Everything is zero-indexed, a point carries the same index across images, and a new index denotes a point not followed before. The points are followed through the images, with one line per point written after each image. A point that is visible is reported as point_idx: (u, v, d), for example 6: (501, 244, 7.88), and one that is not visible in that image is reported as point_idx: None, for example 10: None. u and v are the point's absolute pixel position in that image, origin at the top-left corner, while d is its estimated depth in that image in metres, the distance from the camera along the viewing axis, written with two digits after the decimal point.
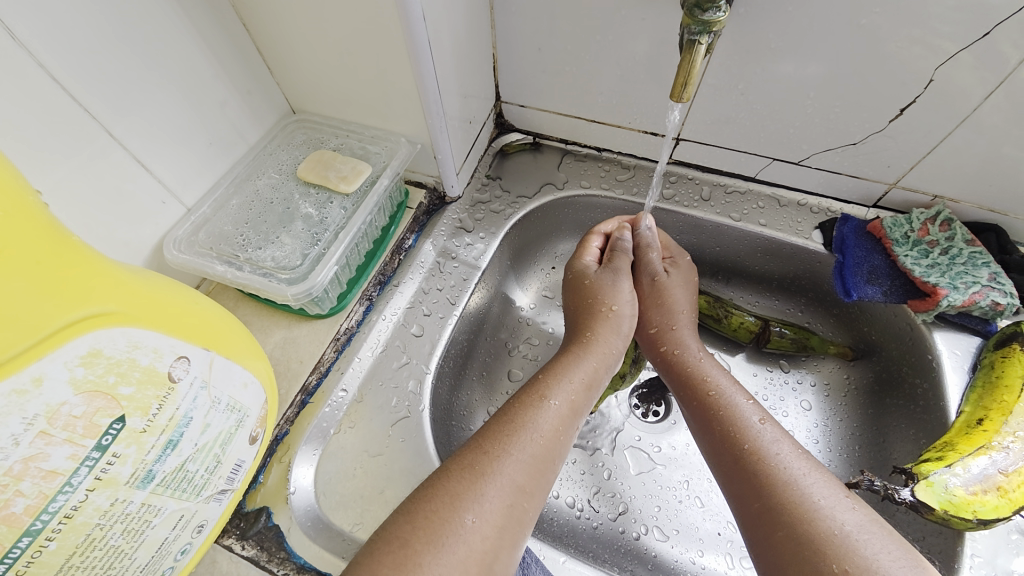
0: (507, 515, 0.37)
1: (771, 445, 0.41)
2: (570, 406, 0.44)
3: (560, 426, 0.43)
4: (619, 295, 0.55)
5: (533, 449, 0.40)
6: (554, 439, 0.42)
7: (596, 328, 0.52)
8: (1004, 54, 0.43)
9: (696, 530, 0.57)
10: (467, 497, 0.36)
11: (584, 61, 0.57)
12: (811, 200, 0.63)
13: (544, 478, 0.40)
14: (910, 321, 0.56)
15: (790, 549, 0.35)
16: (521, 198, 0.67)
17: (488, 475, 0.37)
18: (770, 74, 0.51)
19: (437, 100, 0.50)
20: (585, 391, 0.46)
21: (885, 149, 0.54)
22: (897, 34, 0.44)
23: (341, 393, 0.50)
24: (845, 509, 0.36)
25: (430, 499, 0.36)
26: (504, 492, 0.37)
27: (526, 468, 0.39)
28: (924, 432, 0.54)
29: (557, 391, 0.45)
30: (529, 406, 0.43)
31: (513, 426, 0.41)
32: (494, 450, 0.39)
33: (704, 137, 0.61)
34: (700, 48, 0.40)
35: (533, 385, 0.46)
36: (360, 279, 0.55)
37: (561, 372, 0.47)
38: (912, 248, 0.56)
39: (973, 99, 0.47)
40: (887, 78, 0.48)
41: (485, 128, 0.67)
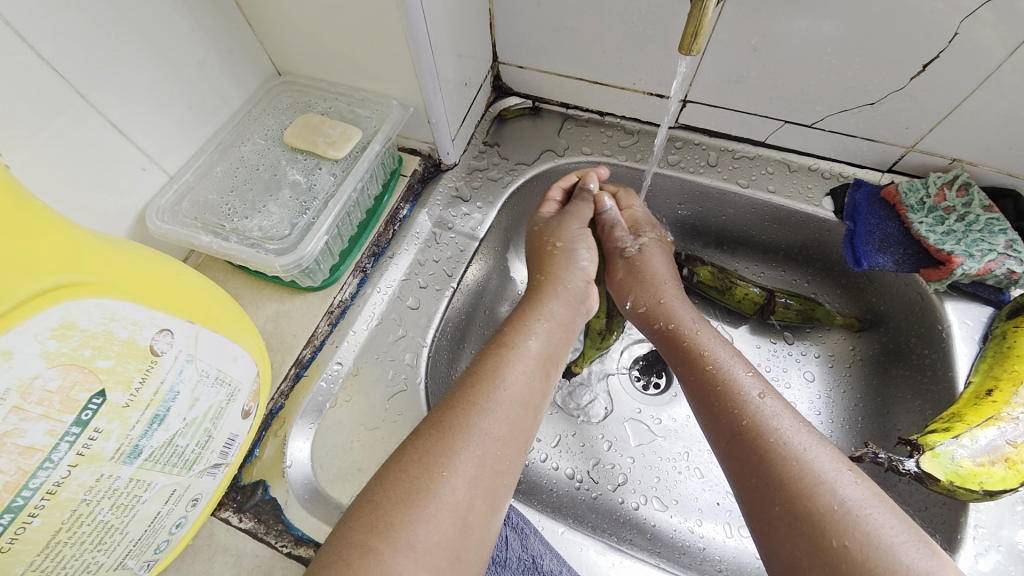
0: (489, 474, 0.36)
1: (772, 416, 0.39)
2: (539, 358, 0.43)
3: (532, 374, 0.42)
4: (568, 232, 0.53)
5: (504, 399, 0.39)
6: (527, 387, 0.41)
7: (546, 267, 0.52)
8: None
9: (695, 500, 0.57)
10: (443, 455, 0.35)
11: (586, 17, 0.54)
12: (823, 165, 0.60)
13: (521, 425, 0.39)
14: (921, 290, 0.55)
15: (790, 525, 0.35)
16: (519, 165, 0.64)
17: (458, 428, 0.37)
18: (788, 28, 0.48)
19: (429, 58, 0.47)
20: (554, 340, 0.45)
21: (905, 109, 0.51)
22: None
23: (336, 367, 0.49)
24: (851, 483, 0.35)
25: (402, 460, 0.35)
26: (477, 446, 0.36)
27: (499, 422, 0.38)
28: (929, 403, 0.53)
29: (521, 338, 0.43)
30: (495, 355, 0.42)
31: (478, 377, 0.40)
32: (466, 406, 0.38)
33: (713, 99, 0.58)
34: None
35: (500, 337, 0.44)
36: (353, 250, 0.53)
37: (525, 321, 0.45)
38: (927, 214, 0.53)
39: (1004, 54, 0.43)
40: (913, 32, 0.44)
41: (481, 91, 0.64)
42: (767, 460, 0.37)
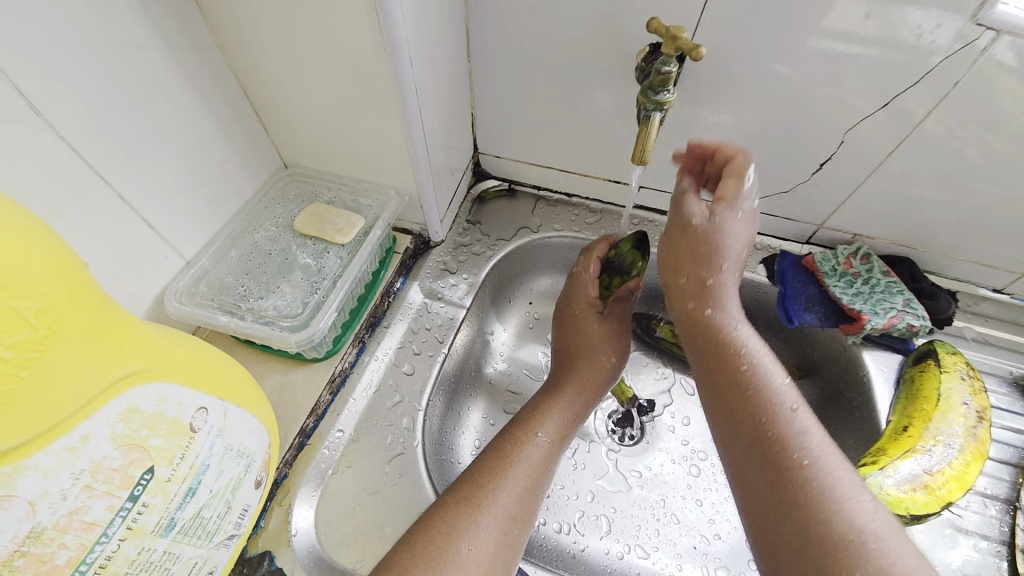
0: (499, 539, 0.40)
1: (804, 434, 0.39)
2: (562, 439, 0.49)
3: (549, 460, 0.47)
4: (621, 347, 0.55)
5: (524, 480, 0.44)
6: (542, 470, 0.46)
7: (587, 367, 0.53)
8: (912, 108, 0.51)
9: (674, 545, 0.62)
10: (461, 528, 0.39)
11: (554, 120, 0.65)
12: (755, 238, 0.71)
13: (532, 506, 0.44)
14: (843, 342, 0.65)
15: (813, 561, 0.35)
16: (499, 241, 0.73)
17: (483, 506, 0.41)
18: (714, 132, 0.60)
19: (424, 157, 0.56)
20: (572, 425, 0.50)
21: (810, 195, 0.64)
22: (818, 92, 0.53)
23: (338, 434, 0.52)
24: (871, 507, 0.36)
25: (428, 530, 0.39)
26: (497, 522, 0.40)
27: (516, 498, 0.43)
28: (862, 439, 0.61)
29: (549, 427, 0.48)
30: (519, 441, 0.46)
31: (506, 460, 0.45)
32: (484, 482, 0.43)
33: (661, 184, 0.69)
34: (654, 122, 0.47)
35: (526, 419, 0.49)
36: (353, 322, 0.58)
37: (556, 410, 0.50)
38: (839, 278, 0.64)
39: (889, 143, 0.55)
40: (818, 128, 0.56)
41: (464, 177, 0.73)
42: (797, 484, 0.37)
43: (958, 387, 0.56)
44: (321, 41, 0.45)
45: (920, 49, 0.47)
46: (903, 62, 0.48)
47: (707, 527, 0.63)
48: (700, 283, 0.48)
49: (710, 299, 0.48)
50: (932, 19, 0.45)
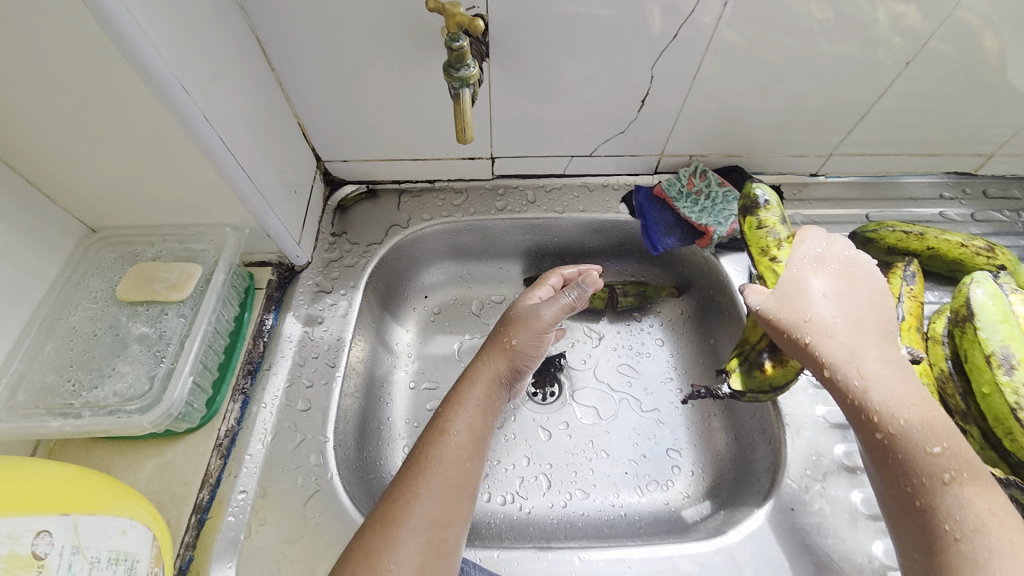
0: (427, 547, 0.40)
1: (938, 459, 0.41)
2: (474, 435, 0.47)
3: (465, 454, 0.46)
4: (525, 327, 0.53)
5: (440, 483, 0.44)
6: (460, 467, 0.45)
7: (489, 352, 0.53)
8: (703, 24, 0.54)
9: (608, 478, 0.66)
10: (381, 549, 0.39)
11: (385, 111, 0.63)
12: (611, 180, 0.75)
13: (457, 506, 0.43)
14: (702, 254, 0.71)
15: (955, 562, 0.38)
16: (371, 246, 0.70)
17: (400, 521, 0.41)
18: (539, 90, 0.61)
19: (249, 185, 0.52)
20: (482, 416, 0.49)
21: (644, 130, 0.68)
22: (623, 27, 0.55)
23: (241, 495, 0.49)
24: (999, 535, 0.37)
25: (347, 561, 0.39)
26: (418, 533, 0.41)
27: (437, 504, 0.42)
28: (731, 333, 0.69)
29: (456, 423, 0.47)
30: (430, 443, 0.46)
31: (418, 467, 0.44)
32: (402, 497, 0.42)
33: (511, 151, 0.70)
34: (465, 99, 0.45)
35: (437, 419, 0.48)
36: (226, 376, 0.54)
37: (459, 403, 0.49)
38: (687, 200, 0.69)
39: (694, 62, 0.58)
40: (629, 67, 0.59)
41: (314, 189, 0.68)
42: (933, 517, 0.40)
43: (778, 236, 0.60)
44: (69, 88, 0.39)
45: None
46: None
47: (634, 451, 0.68)
48: (812, 327, 0.48)
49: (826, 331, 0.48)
50: None
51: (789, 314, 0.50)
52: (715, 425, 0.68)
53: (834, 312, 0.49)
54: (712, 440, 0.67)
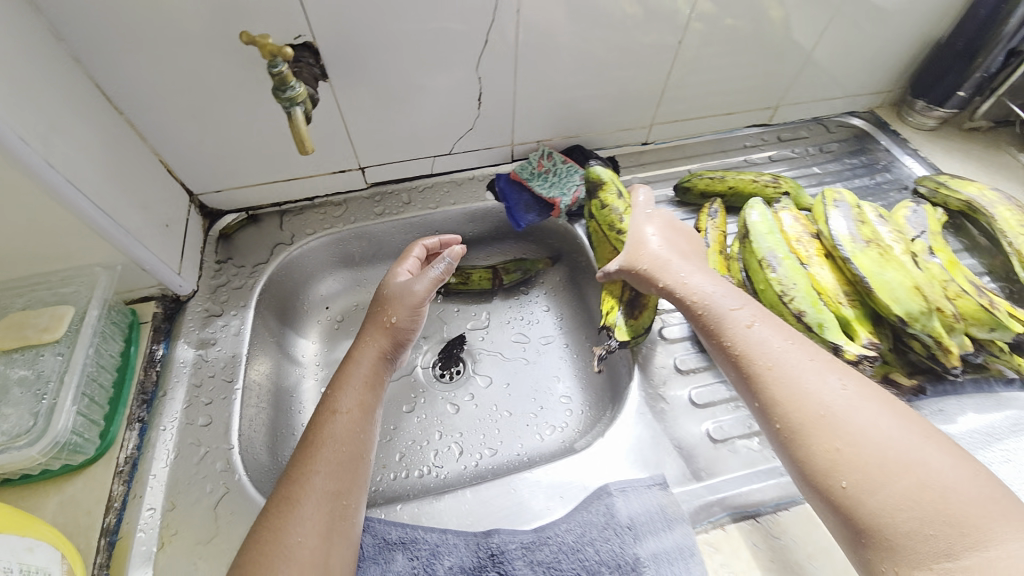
0: (320, 513, 0.45)
1: (840, 425, 0.43)
2: (361, 408, 0.53)
3: (354, 427, 0.52)
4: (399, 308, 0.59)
5: (334, 455, 0.49)
6: (352, 440, 0.51)
7: (369, 334, 0.59)
8: (505, 30, 0.65)
9: (513, 432, 0.74)
10: (285, 523, 0.44)
11: (244, 138, 0.68)
12: (477, 172, 0.84)
13: (353, 470, 0.49)
14: (560, 224, 0.81)
15: (795, 417, 0.45)
16: (257, 266, 0.74)
17: (301, 496, 0.46)
18: (383, 101, 0.69)
19: (111, 224, 0.55)
20: (369, 391, 0.55)
21: (490, 125, 0.77)
22: (438, 39, 0.64)
23: (148, 513, 0.52)
24: (829, 387, 0.45)
25: (257, 538, 0.44)
26: (317, 501, 0.46)
27: (333, 475, 0.48)
28: (595, 286, 0.80)
29: (344, 400, 0.53)
30: (324, 423, 0.51)
31: (315, 445, 0.49)
32: (300, 476, 0.47)
33: (376, 159, 0.77)
34: (297, 116, 0.51)
35: (328, 401, 0.53)
36: (118, 409, 0.56)
37: (348, 385, 0.54)
38: (538, 179, 0.79)
39: (509, 62, 0.69)
40: (457, 73, 0.68)
41: (191, 223, 0.72)
42: (770, 389, 0.47)
43: (618, 209, 0.70)
44: None
45: None
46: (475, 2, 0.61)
47: (533, 405, 0.77)
48: (657, 263, 0.59)
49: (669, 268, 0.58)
50: None
51: (640, 261, 0.61)
52: (595, 368, 0.78)
53: (714, 292, 0.55)
54: (594, 379, 0.77)
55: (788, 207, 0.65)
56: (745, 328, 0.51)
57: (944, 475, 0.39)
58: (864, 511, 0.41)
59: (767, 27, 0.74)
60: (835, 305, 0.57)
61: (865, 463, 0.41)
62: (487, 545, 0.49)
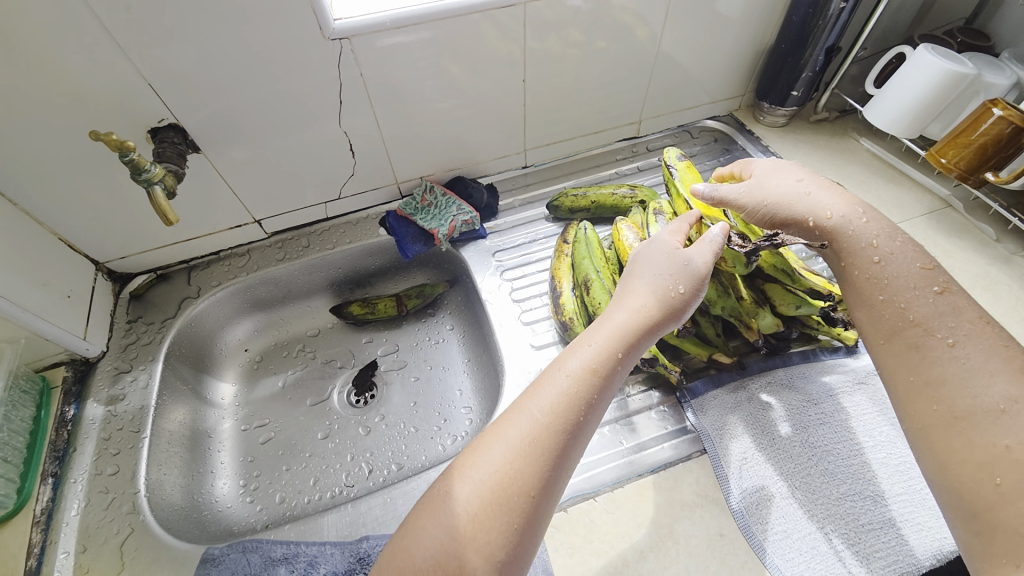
0: (551, 455, 0.45)
1: (947, 361, 0.46)
2: (588, 385, 0.49)
3: (575, 402, 0.48)
4: (687, 276, 0.55)
5: (527, 439, 0.46)
6: (560, 429, 0.46)
7: (633, 287, 0.57)
8: (357, 90, 0.73)
9: (419, 445, 0.81)
10: (459, 480, 0.45)
11: (136, 209, 0.75)
12: (370, 211, 0.92)
13: (535, 475, 0.44)
14: (447, 250, 0.88)
15: (942, 410, 0.44)
16: (165, 321, 0.80)
17: (476, 464, 0.45)
18: (260, 161, 0.77)
19: (7, 304, 0.62)
20: (626, 352, 0.52)
21: (369, 168, 0.85)
22: (299, 105, 0.72)
23: (62, 556, 0.58)
24: (992, 386, 0.43)
25: (442, 486, 0.46)
26: (475, 489, 0.44)
27: (505, 473, 0.44)
28: (478, 303, 0.86)
29: (592, 358, 0.50)
30: (570, 363, 0.51)
31: (528, 399, 0.49)
32: (491, 438, 0.47)
33: (271, 211, 0.85)
34: (157, 193, 0.59)
35: (580, 344, 0.53)
36: (32, 468, 0.62)
37: (613, 332, 0.53)
38: (421, 213, 0.87)
39: (370, 115, 0.77)
40: (324, 130, 0.76)
41: (99, 290, 0.78)
42: (941, 364, 0.46)
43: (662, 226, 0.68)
44: None
45: (323, 64, 0.69)
46: (322, 71, 0.69)
47: (438, 418, 0.83)
48: (667, 294, 0.55)
49: (818, 203, 0.56)
50: (307, 44, 0.66)
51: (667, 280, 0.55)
52: (486, 379, 0.83)
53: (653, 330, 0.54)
54: (486, 386, 0.83)
55: (627, 220, 0.72)
56: (922, 268, 0.50)
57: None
58: (1001, 511, 0.39)
59: (599, 60, 0.84)
60: None
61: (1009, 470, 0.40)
62: (358, 550, 0.56)
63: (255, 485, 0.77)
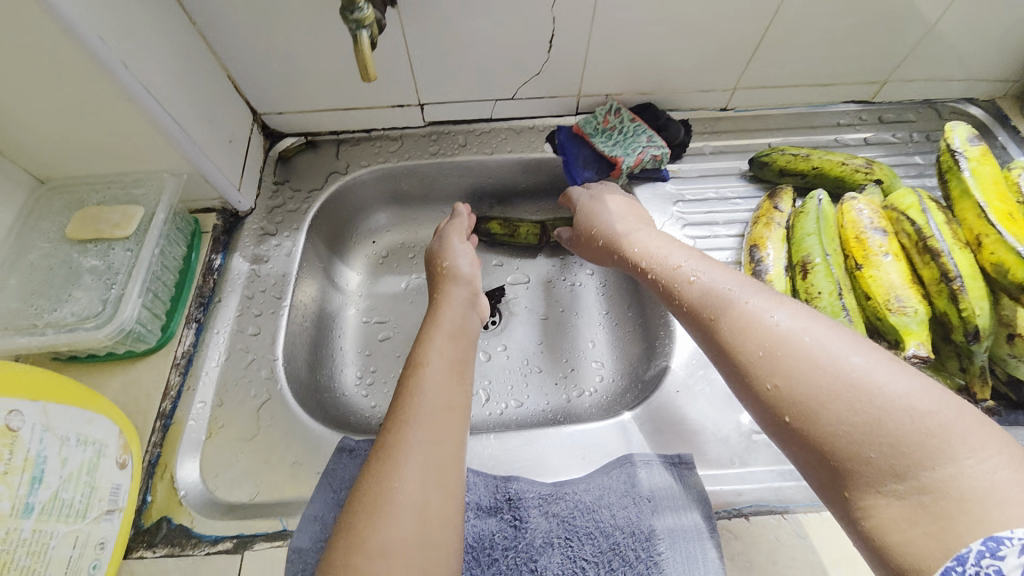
0: (448, 450, 0.49)
1: (828, 394, 0.35)
2: (452, 369, 0.56)
3: (441, 379, 0.54)
4: (452, 254, 0.72)
5: (429, 413, 0.51)
6: (438, 397, 0.53)
7: (443, 285, 0.70)
8: None
9: (539, 388, 0.75)
10: (388, 475, 0.46)
11: (307, 62, 0.67)
12: (537, 122, 0.81)
13: (440, 438, 0.50)
14: (619, 186, 0.77)
15: (831, 447, 0.34)
16: (312, 192, 0.75)
17: (399, 453, 0.47)
18: (451, 34, 0.65)
19: (180, 131, 0.56)
20: (456, 340, 0.60)
21: (558, 70, 0.72)
22: None
23: (199, 405, 0.56)
24: (896, 381, 0.34)
25: (361, 488, 0.46)
26: (414, 473, 0.46)
27: (422, 452, 0.48)
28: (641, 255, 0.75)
29: (425, 357, 0.57)
30: (410, 378, 0.55)
31: (402, 399, 0.53)
32: (394, 430, 0.49)
33: (438, 97, 0.75)
34: (363, 39, 0.50)
35: (412, 358, 0.58)
36: (179, 307, 0.60)
37: (427, 344, 0.59)
38: (601, 135, 0.75)
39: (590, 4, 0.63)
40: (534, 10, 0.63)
41: (253, 141, 0.73)
42: (786, 417, 0.37)
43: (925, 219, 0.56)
44: None
45: None
46: None
47: (564, 365, 0.77)
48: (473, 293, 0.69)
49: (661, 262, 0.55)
50: None
51: (455, 279, 0.69)
52: (632, 339, 0.76)
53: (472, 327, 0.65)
54: (628, 348, 0.76)
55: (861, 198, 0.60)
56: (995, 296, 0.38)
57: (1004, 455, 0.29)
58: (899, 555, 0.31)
59: None
60: (881, 308, 0.54)
61: (959, 494, 0.29)
62: (505, 489, 0.51)
63: (369, 380, 0.74)
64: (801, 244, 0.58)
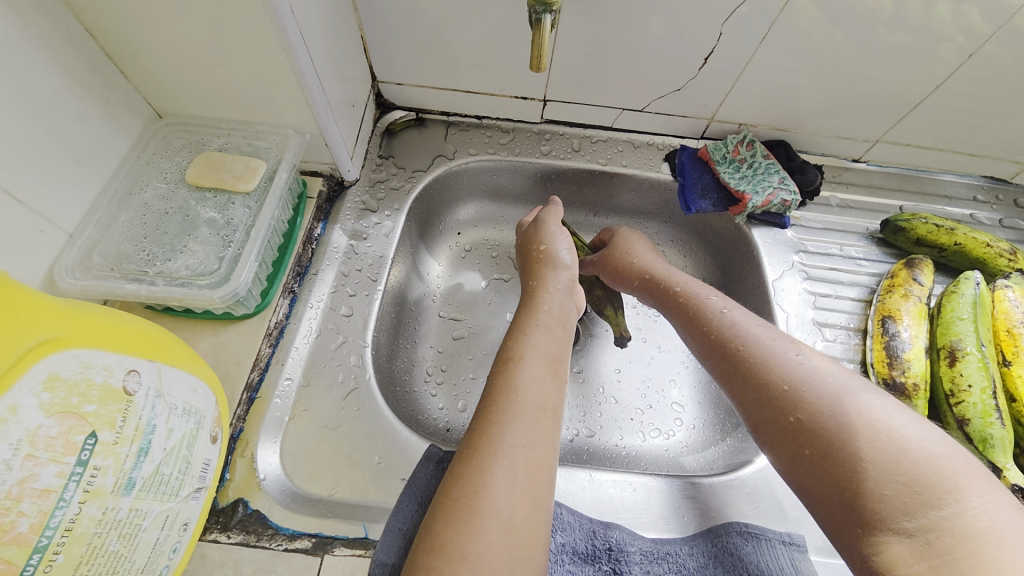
0: (545, 449, 0.43)
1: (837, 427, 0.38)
2: (549, 362, 0.49)
3: (542, 374, 0.48)
4: (551, 239, 0.65)
5: (525, 411, 0.44)
6: (541, 393, 0.46)
7: (541, 272, 0.62)
8: None
9: (614, 420, 0.71)
10: (480, 477, 0.40)
11: (444, 38, 0.62)
12: (657, 139, 0.76)
13: (541, 436, 0.43)
14: (734, 223, 0.73)
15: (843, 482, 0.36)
16: (416, 172, 0.71)
17: (494, 453, 0.41)
18: (603, 36, 0.61)
19: (318, 89, 0.52)
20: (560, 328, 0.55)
21: (699, 92, 0.68)
22: None
23: (286, 382, 0.53)
24: (903, 425, 0.37)
25: (446, 490, 0.40)
26: (511, 473, 0.40)
27: (519, 453, 0.41)
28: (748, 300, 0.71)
29: (524, 350, 0.50)
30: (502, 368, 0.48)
31: (494, 391, 0.46)
32: (484, 428, 0.43)
33: (565, 97, 0.71)
34: (545, 24, 0.48)
35: (509, 345, 0.51)
36: (278, 273, 0.57)
37: (524, 335, 0.52)
38: (728, 165, 0.71)
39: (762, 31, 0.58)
40: (699, 28, 0.58)
41: (367, 109, 0.69)
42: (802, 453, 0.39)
43: None
44: None
45: None
46: None
47: (641, 401, 0.73)
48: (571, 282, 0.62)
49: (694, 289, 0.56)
50: None
51: (546, 265, 0.63)
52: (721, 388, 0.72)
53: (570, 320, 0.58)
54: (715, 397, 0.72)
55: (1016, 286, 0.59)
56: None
57: (996, 503, 0.32)
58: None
59: None
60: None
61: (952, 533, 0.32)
62: (605, 537, 0.48)
63: (440, 380, 0.70)
64: (951, 327, 0.57)
